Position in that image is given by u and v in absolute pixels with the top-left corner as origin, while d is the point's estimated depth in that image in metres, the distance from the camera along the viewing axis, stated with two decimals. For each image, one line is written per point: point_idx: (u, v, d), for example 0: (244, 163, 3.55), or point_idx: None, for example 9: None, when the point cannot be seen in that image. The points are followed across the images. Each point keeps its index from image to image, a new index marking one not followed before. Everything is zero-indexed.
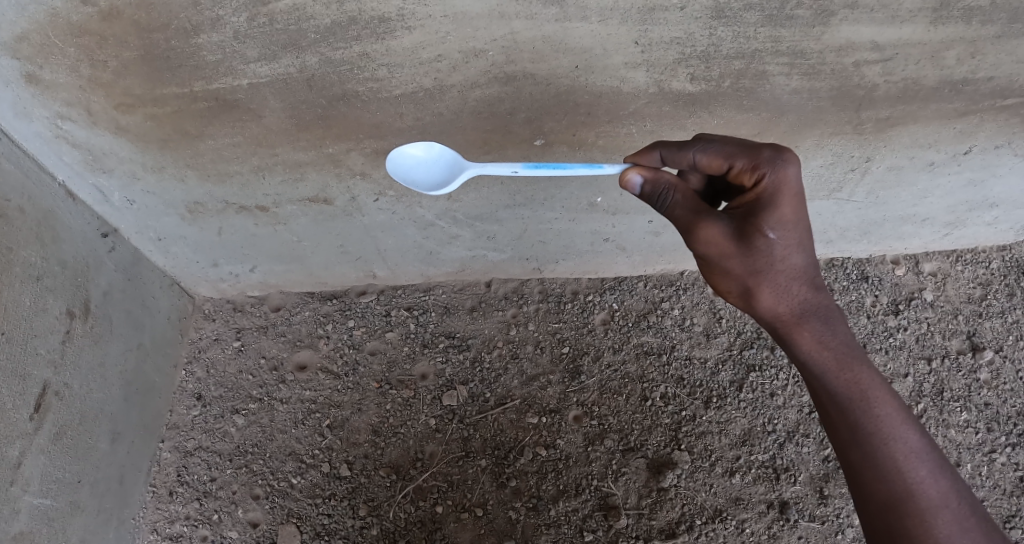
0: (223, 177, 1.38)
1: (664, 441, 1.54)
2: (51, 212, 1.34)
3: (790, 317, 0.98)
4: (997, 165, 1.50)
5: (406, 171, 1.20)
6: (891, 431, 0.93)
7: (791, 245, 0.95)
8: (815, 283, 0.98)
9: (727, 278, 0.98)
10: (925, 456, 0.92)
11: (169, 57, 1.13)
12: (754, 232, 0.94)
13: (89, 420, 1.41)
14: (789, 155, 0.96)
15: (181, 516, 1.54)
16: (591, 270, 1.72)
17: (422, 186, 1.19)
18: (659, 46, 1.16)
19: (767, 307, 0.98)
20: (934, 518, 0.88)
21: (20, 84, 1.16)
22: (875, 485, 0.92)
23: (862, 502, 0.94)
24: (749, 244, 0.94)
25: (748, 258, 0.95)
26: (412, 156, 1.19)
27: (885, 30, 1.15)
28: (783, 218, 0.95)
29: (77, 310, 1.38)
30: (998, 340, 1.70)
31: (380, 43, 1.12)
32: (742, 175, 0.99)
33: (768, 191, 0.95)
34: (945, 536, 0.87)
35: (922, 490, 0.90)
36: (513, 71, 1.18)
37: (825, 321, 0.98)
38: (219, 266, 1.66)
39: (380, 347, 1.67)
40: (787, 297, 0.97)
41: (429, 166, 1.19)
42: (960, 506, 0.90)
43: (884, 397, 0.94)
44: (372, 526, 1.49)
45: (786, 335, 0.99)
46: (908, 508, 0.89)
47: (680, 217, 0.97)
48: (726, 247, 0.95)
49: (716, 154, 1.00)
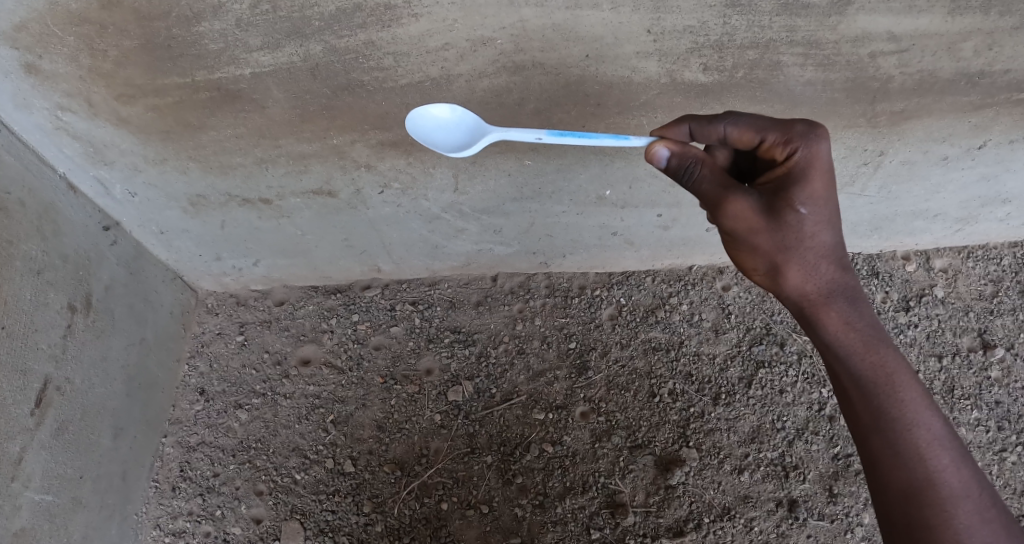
0: (226, 169, 1.36)
1: (672, 438, 1.52)
2: (51, 205, 1.32)
3: (818, 296, 0.94)
4: (1011, 160, 1.47)
5: (427, 134, 1.16)
6: (915, 417, 0.89)
7: (822, 222, 0.93)
8: (843, 262, 0.95)
9: (754, 255, 0.95)
10: (947, 444, 0.88)
11: (170, 46, 1.11)
12: (785, 206, 0.92)
13: (91, 414, 1.40)
14: (821, 131, 0.95)
15: (183, 512, 1.52)
16: (598, 264, 1.70)
17: (442, 149, 1.16)
18: (672, 35, 1.13)
19: (794, 286, 0.95)
20: (955, 508, 0.84)
21: (19, 74, 1.14)
22: (895, 473, 0.87)
23: (879, 491, 0.89)
24: (779, 219, 0.92)
25: (777, 234, 0.92)
26: (433, 118, 1.15)
27: (902, 20, 1.12)
28: (813, 194, 0.93)
29: (78, 304, 1.36)
30: (1009, 338, 1.68)
31: (386, 31, 1.09)
32: (773, 150, 0.96)
33: (799, 165, 0.94)
34: (965, 526, 0.83)
35: (944, 478, 0.86)
36: (522, 60, 1.16)
37: (852, 302, 0.95)
38: (222, 259, 1.64)
39: (385, 342, 1.65)
40: (815, 275, 0.94)
41: (452, 129, 1.15)
42: (982, 498, 0.86)
43: (910, 382, 0.90)
44: (376, 523, 1.47)
45: (812, 316, 0.95)
46: (928, 497, 0.85)
47: (706, 192, 0.94)
48: (754, 222, 0.93)
49: (747, 128, 0.98)
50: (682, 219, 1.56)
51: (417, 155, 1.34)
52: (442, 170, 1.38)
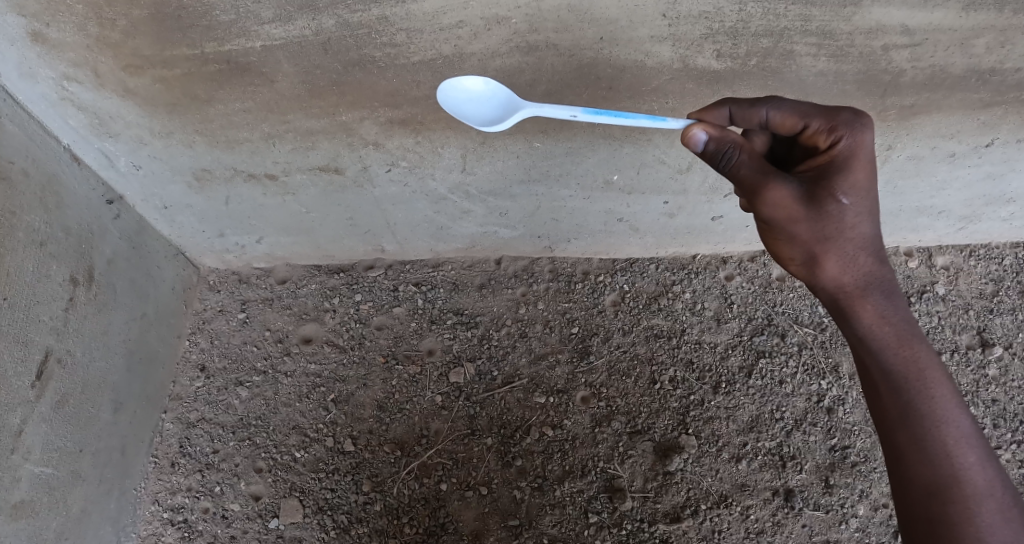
0: (233, 144, 1.35)
1: (671, 424, 1.53)
2: (55, 176, 1.31)
3: (854, 288, 0.95)
4: (1018, 159, 1.47)
5: (457, 106, 1.13)
6: (944, 414, 0.88)
7: (862, 213, 0.93)
8: (880, 255, 0.95)
9: (791, 244, 0.96)
10: (972, 445, 0.87)
11: (180, 16, 1.09)
12: (826, 196, 0.92)
13: (91, 389, 1.40)
14: (866, 120, 0.95)
15: (182, 488, 1.52)
16: (602, 251, 1.70)
17: (470, 122, 1.13)
18: (687, 20, 1.13)
19: (830, 277, 0.95)
20: (979, 507, 0.83)
21: (26, 42, 1.13)
22: (921, 469, 0.86)
23: (902, 486, 0.89)
24: (820, 208, 0.92)
25: (816, 223, 0.92)
26: (465, 89, 1.12)
27: (916, 13, 1.12)
28: (856, 184, 0.93)
29: (80, 276, 1.36)
30: (1008, 337, 1.69)
31: (400, 7, 1.08)
32: (816, 136, 0.97)
33: (842, 155, 0.94)
34: (988, 525, 0.82)
35: (969, 477, 0.85)
36: (536, 40, 1.15)
37: (887, 296, 0.95)
38: (225, 236, 1.63)
39: (388, 322, 1.65)
40: (852, 267, 0.94)
41: (483, 103, 1.12)
42: (1007, 498, 0.85)
43: (941, 379, 0.90)
44: (375, 502, 1.48)
45: (847, 308, 0.95)
46: (952, 493, 0.84)
47: (745, 177, 0.93)
48: (793, 211, 0.93)
49: (791, 112, 0.99)
50: (688, 208, 1.56)
51: (426, 134, 1.33)
52: (450, 150, 1.37)
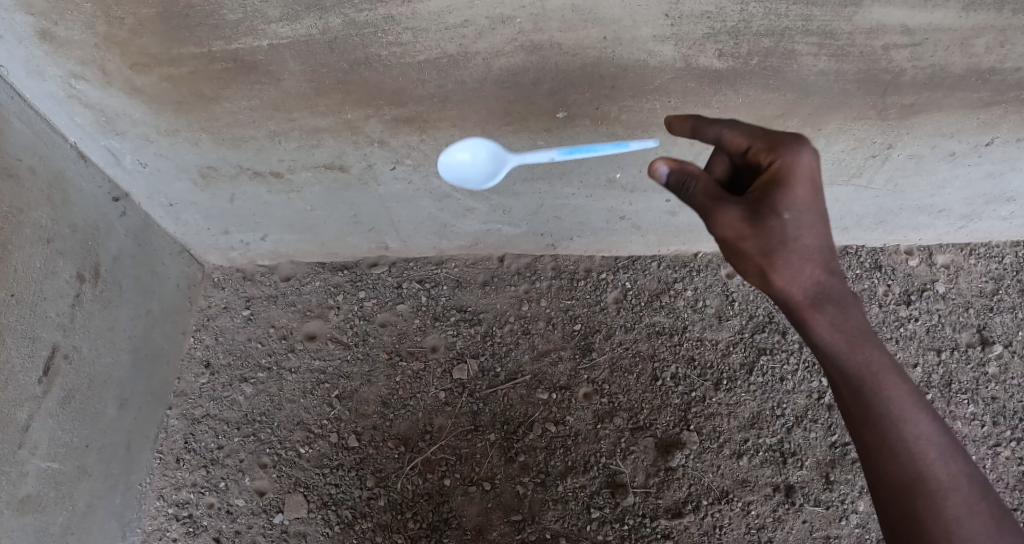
0: (238, 142, 1.36)
1: (673, 421, 1.54)
2: (62, 173, 1.33)
3: (808, 302, 0.93)
4: (1017, 159, 1.48)
5: (457, 175, 1.21)
6: (902, 415, 0.89)
7: (809, 229, 0.90)
8: (832, 265, 0.92)
9: (744, 263, 0.94)
10: (937, 442, 0.89)
11: (188, 15, 1.11)
12: (769, 217, 0.89)
13: (97, 385, 1.41)
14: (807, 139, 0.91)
15: (187, 483, 1.53)
16: (605, 248, 1.72)
17: (474, 183, 1.21)
18: (689, 20, 1.14)
19: (784, 293, 0.94)
20: (945, 502, 0.85)
21: (34, 41, 1.14)
22: (887, 471, 0.88)
23: (874, 485, 0.90)
24: (764, 229, 0.89)
25: (764, 243, 0.90)
26: (459, 160, 1.19)
27: (916, 14, 1.13)
28: (800, 202, 0.89)
29: (86, 273, 1.37)
30: (1008, 335, 1.70)
31: (405, 6, 1.10)
32: (759, 155, 0.93)
33: (783, 174, 0.90)
34: (956, 519, 0.84)
35: (933, 473, 0.86)
36: (540, 40, 1.16)
37: (842, 304, 0.93)
38: (230, 234, 1.64)
39: (391, 318, 1.66)
40: (805, 281, 0.92)
41: (479, 164, 1.19)
42: (972, 490, 0.86)
43: (895, 382, 0.90)
44: (379, 497, 1.49)
45: (802, 321, 0.94)
46: (917, 491, 0.86)
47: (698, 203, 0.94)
48: (742, 234, 0.91)
49: (736, 130, 0.95)
50: (690, 206, 1.58)
51: (430, 132, 1.34)
52: None
